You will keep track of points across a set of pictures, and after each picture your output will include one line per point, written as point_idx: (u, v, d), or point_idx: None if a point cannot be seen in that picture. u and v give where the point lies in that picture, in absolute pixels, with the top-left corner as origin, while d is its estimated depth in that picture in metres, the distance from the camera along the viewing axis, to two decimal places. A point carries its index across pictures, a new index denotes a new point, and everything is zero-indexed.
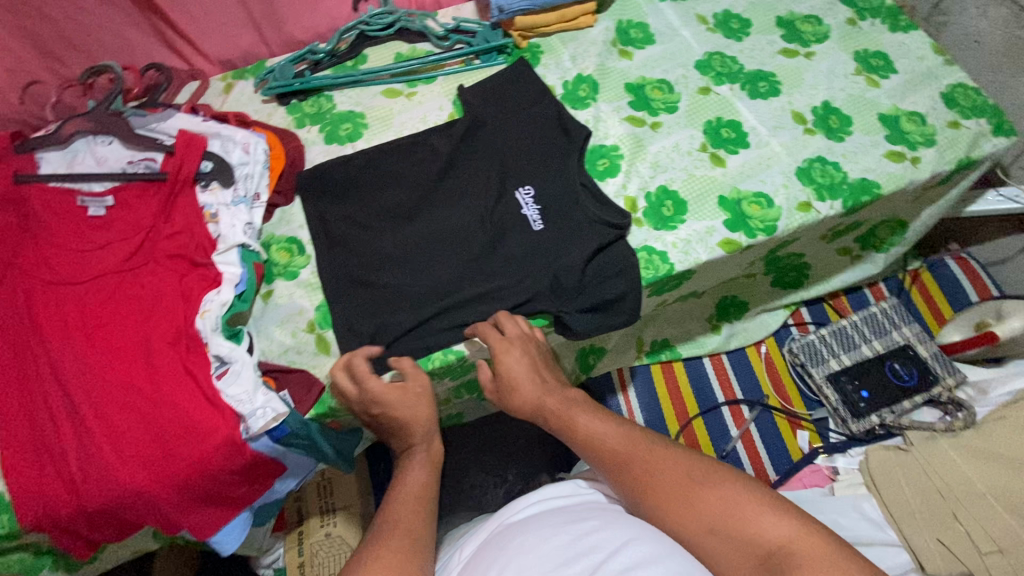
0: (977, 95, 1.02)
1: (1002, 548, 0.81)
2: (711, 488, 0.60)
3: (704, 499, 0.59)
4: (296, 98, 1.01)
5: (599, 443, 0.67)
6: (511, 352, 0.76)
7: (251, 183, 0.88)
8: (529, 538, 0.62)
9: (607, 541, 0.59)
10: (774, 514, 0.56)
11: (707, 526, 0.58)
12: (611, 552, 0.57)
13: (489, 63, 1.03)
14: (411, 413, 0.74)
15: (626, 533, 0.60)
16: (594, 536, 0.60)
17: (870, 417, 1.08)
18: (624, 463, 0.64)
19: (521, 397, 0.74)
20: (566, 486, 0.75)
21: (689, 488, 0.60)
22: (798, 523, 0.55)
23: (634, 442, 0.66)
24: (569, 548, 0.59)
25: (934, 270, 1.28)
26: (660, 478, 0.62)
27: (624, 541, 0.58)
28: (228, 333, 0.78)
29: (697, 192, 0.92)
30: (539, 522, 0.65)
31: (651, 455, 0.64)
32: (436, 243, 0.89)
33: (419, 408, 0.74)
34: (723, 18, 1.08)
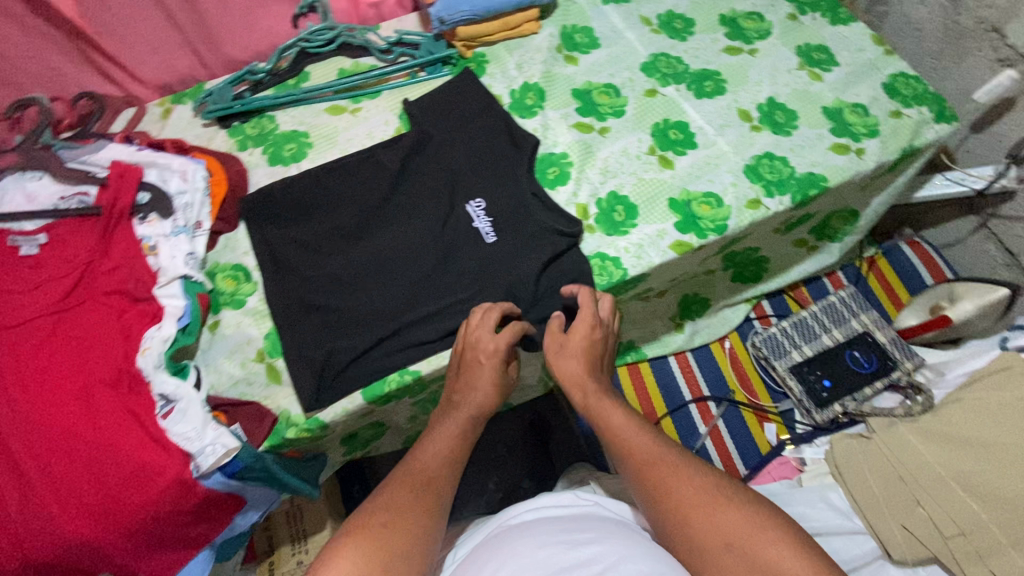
0: (918, 83, 1.04)
1: (965, 531, 0.83)
2: (720, 509, 0.59)
3: (714, 519, 0.59)
4: (238, 121, 0.98)
5: (629, 446, 0.68)
6: (595, 333, 0.81)
7: (191, 211, 0.85)
8: (529, 538, 0.66)
9: (602, 551, 0.61)
10: (729, 521, 0.56)
11: (726, 541, 0.57)
12: (603, 561, 0.59)
13: (434, 75, 1.02)
14: (494, 369, 0.77)
15: (623, 546, 0.62)
16: (591, 545, 0.63)
17: (833, 406, 1.10)
18: (646, 468, 0.65)
19: (574, 371, 0.78)
20: (568, 495, 0.79)
21: (702, 508, 0.60)
22: (753, 529, 0.56)
23: (660, 454, 0.66)
24: (564, 549, 0.62)
25: (889, 256, 1.30)
26: (675, 491, 0.62)
27: (619, 552, 0.61)
28: (173, 369, 0.76)
29: (646, 196, 0.93)
30: (541, 528, 0.69)
31: (673, 468, 0.64)
32: (387, 261, 0.88)
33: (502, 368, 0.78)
34: (666, 18, 1.08)
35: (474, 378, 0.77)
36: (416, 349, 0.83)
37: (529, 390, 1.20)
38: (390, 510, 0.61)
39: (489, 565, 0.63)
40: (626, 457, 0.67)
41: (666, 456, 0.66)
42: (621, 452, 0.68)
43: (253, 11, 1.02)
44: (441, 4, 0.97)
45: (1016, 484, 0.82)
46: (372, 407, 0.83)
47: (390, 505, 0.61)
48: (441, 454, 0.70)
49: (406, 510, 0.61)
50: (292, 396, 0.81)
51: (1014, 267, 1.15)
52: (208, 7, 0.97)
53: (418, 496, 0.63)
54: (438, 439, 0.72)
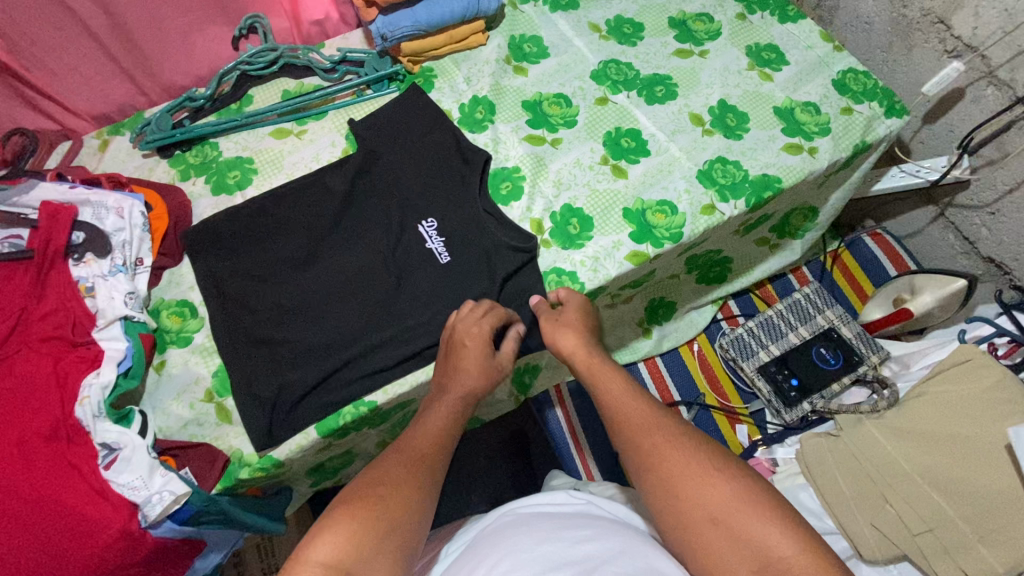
0: (867, 79, 1.03)
1: (932, 527, 0.83)
2: (710, 480, 0.57)
3: (704, 489, 0.56)
4: (179, 149, 0.95)
5: (622, 415, 0.65)
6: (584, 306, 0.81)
7: (130, 249, 0.82)
8: (524, 532, 0.62)
9: (600, 548, 0.57)
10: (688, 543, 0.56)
11: (712, 517, 0.55)
12: (600, 559, 0.55)
13: (381, 93, 1.00)
14: (486, 344, 0.76)
15: (620, 546, 0.58)
16: (587, 542, 0.59)
17: (802, 405, 1.11)
18: (637, 439, 0.62)
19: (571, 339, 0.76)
20: (559, 494, 0.73)
21: (694, 477, 0.58)
22: (712, 551, 0.55)
23: (655, 424, 0.63)
24: (562, 544, 0.58)
25: (852, 249, 1.31)
26: (666, 461, 0.59)
27: (616, 553, 0.57)
28: (115, 416, 0.73)
29: (601, 206, 0.93)
30: (535, 522, 0.64)
31: (666, 439, 0.61)
32: (339, 289, 0.86)
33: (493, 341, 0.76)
34: (615, 24, 1.07)
35: (467, 355, 0.76)
36: (372, 378, 0.81)
37: (500, 404, 1.17)
38: (384, 481, 0.59)
39: (482, 558, 0.60)
40: (619, 426, 0.65)
41: (659, 427, 0.63)
42: (613, 420, 0.66)
43: (190, 36, 0.99)
44: (381, 20, 0.94)
45: (984, 480, 0.82)
46: (328, 440, 0.82)
47: (385, 476, 0.59)
48: (436, 428, 0.68)
49: (402, 482, 0.59)
50: (244, 434, 0.79)
51: (972, 255, 1.16)
52: (141, 33, 0.94)
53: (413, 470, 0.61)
54: (435, 413, 0.70)
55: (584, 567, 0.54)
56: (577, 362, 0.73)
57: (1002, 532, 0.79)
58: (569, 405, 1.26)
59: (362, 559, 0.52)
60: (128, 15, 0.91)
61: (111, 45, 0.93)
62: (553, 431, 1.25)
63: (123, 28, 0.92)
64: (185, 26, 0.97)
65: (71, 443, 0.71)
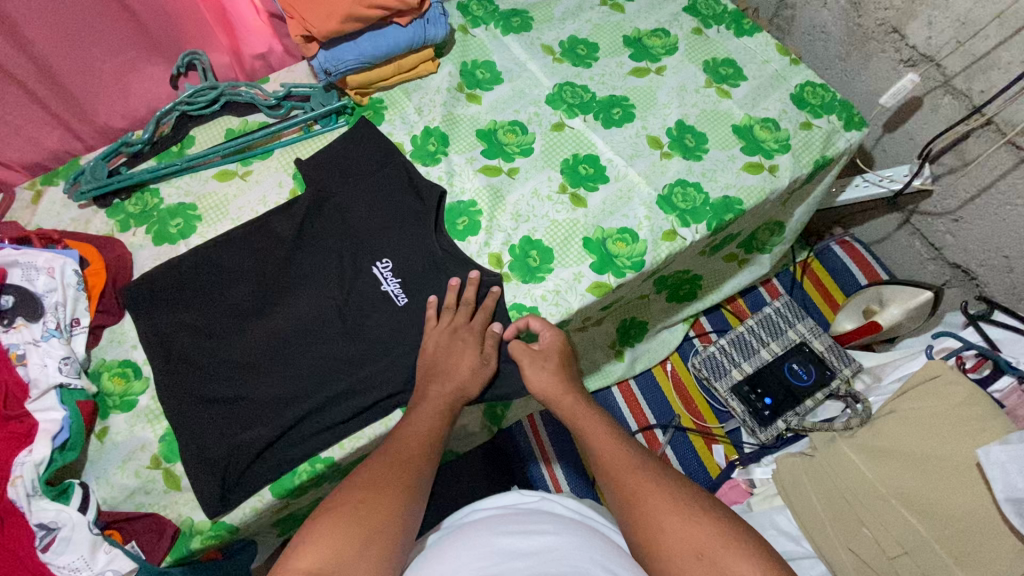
0: (826, 92, 1.02)
1: (908, 550, 0.82)
2: (693, 520, 0.57)
3: (687, 529, 0.56)
4: (119, 197, 0.91)
5: (605, 453, 0.66)
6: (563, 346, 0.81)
7: (64, 310, 0.77)
8: (486, 524, 0.62)
9: (560, 537, 0.58)
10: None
11: (698, 552, 0.55)
12: (561, 547, 0.56)
13: (330, 128, 0.97)
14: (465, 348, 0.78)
15: (579, 539, 0.59)
16: (549, 531, 0.59)
17: (776, 423, 1.09)
18: (621, 477, 0.62)
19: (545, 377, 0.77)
20: (511, 495, 0.73)
21: (677, 516, 0.57)
22: None
23: (640, 465, 0.63)
24: (523, 534, 0.59)
25: (822, 258, 1.30)
26: (651, 502, 0.59)
27: (575, 543, 0.57)
28: (52, 493, 0.69)
29: (561, 237, 0.90)
30: (497, 515, 0.65)
31: (649, 478, 0.61)
32: (291, 339, 0.82)
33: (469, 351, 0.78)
34: (569, 45, 1.05)
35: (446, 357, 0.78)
36: (329, 433, 0.78)
37: (472, 437, 1.14)
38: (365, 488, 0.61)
39: (444, 551, 0.60)
40: (603, 463, 0.65)
41: (641, 467, 0.63)
42: (597, 457, 0.66)
43: (125, 76, 0.95)
44: (323, 55, 0.91)
45: (957, 500, 0.81)
46: (285, 500, 0.78)
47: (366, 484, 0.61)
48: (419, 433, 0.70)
49: (382, 489, 0.61)
50: (194, 501, 0.75)
51: (939, 261, 1.16)
52: (70, 77, 0.89)
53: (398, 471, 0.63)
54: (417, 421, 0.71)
55: (545, 554, 0.55)
56: (557, 408, 0.75)
57: (977, 552, 0.77)
58: (542, 433, 1.22)
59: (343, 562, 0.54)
60: (54, 60, 0.86)
61: (39, 91, 0.88)
62: (526, 459, 1.20)
63: (50, 73, 0.87)
64: (119, 67, 0.93)
65: (4, 525, 0.67)
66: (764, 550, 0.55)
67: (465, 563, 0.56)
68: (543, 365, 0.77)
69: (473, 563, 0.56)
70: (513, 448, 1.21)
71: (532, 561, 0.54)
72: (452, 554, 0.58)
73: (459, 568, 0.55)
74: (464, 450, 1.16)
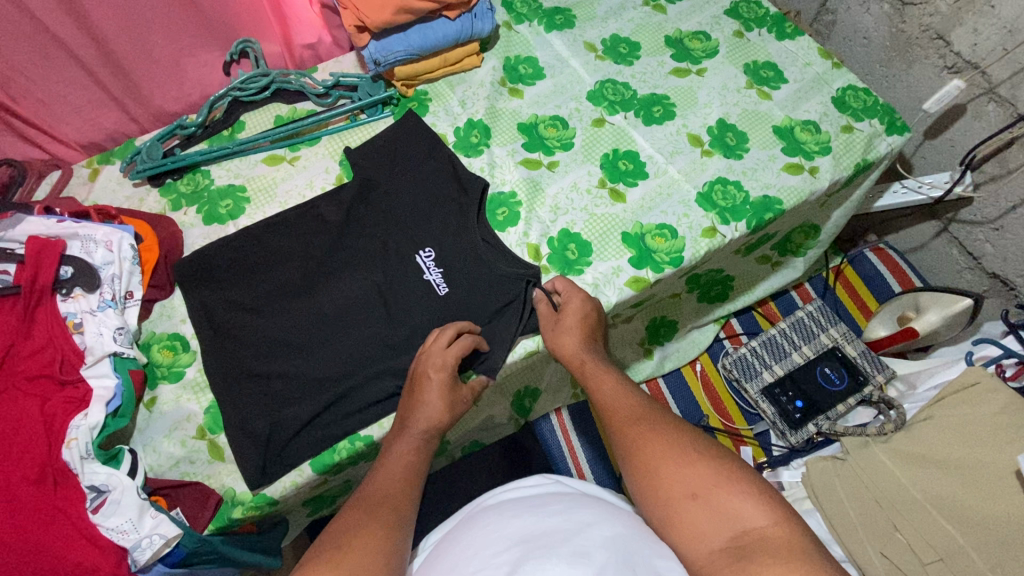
0: (868, 96, 1.02)
1: (943, 556, 0.81)
2: (687, 462, 0.59)
3: (680, 471, 0.59)
4: (171, 177, 0.94)
5: (612, 406, 0.69)
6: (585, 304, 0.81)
7: (119, 282, 0.80)
8: (495, 511, 0.62)
9: (570, 516, 0.58)
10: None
11: (690, 491, 0.57)
12: (571, 526, 0.56)
13: (375, 117, 1.00)
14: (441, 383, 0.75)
15: (592, 515, 0.58)
16: (560, 512, 0.59)
17: (807, 427, 1.08)
18: (624, 424, 0.66)
19: (571, 341, 0.79)
20: (532, 480, 0.70)
21: (671, 460, 0.60)
22: None
23: (642, 415, 0.66)
24: (530, 516, 0.59)
25: (855, 265, 1.30)
26: (648, 448, 0.62)
27: (588, 520, 0.57)
28: (103, 457, 0.71)
29: (599, 231, 0.91)
30: (509, 501, 0.64)
31: (649, 428, 0.64)
32: (333, 321, 0.84)
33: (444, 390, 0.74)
34: (611, 43, 1.06)
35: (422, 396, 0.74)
36: (369, 412, 0.80)
37: (499, 428, 1.16)
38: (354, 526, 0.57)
39: (457, 541, 0.60)
40: (609, 416, 0.69)
41: (644, 418, 0.66)
42: (603, 409, 0.70)
43: (181, 62, 0.98)
44: (374, 45, 0.93)
45: (992, 505, 0.80)
46: (324, 476, 0.80)
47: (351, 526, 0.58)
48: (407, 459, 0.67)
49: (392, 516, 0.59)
50: (237, 472, 0.77)
51: (977, 271, 1.14)
52: (130, 61, 0.93)
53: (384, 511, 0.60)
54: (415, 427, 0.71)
55: (555, 534, 0.55)
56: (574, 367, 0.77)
57: (1008, 549, 0.77)
58: (569, 429, 1.22)
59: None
60: (116, 45, 0.90)
61: (100, 73, 0.91)
62: (551, 452, 1.20)
63: (111, 56, 0.90)
64: (176, 53, 0.96)
65: (57, 487, 0.69)
66: (767, 493, 0.56)
67: (476, 557, 0.55)
68: (564, 326, 0.80)
69: (484, 552, 0.55)
70: (540, 443, 1.21)
71: (541, 540, 0.54)
72: (465, 544, 0.58)
73: (471, 560, 0.54)
74: (489, 441, 1.18)
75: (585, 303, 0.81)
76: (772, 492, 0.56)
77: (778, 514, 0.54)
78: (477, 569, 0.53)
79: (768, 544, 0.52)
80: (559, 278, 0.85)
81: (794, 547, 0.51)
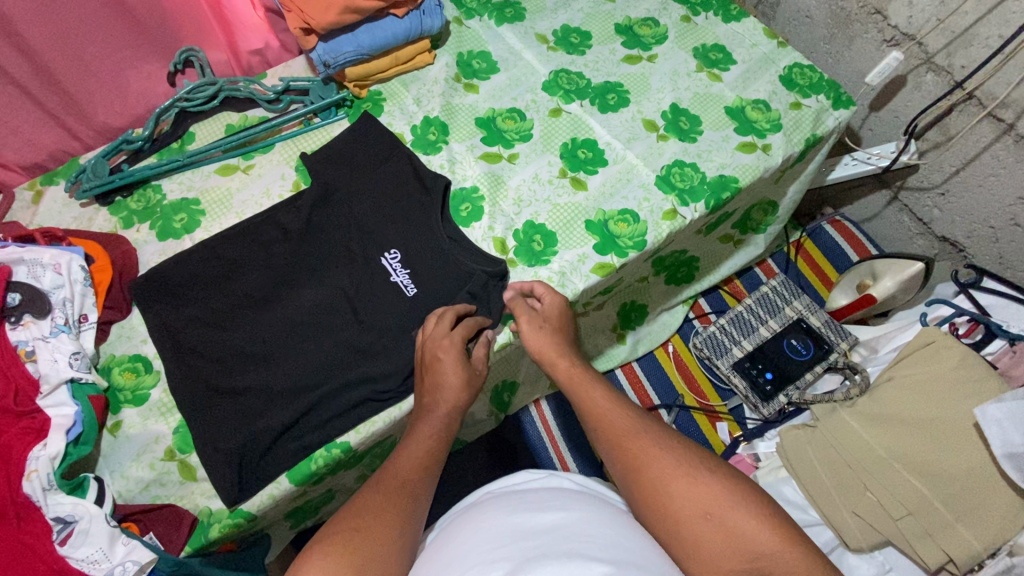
0: (813, 72, 1.05)
1: (912, 510, 0.85)
2: (699, 480, 0.60)
3: (692, 489, 0.60)
4: (120, 195, 0.91)
5: (606, 422, 0.68)
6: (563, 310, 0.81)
7: (72, 306, 0.77)
8: (494, 508, 0.66)
9: (566, 515, 0.62)
10: (682, 549, 0.58)
11: (705, 510, 0.59)
12: (569, 525, 0.60)
13: (329, 120, 0.98)
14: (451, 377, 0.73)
15: (588, 515, 0.62)
16: (557, 509, 0.63)
17: (778, 398, 1.12)
18: (624, 441, 0.66)
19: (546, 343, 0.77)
20: (518, 475, 0.77)
21: (681, 478, 0.61)
22: (698, 546, 0.58)
23: (642, 430, 0.66)
24: (527, 514, 0.63)
25: (814, 238, 1.33)
26: (656, 467, 0.62)
27: (584, 518, 0.61)
28: (67, 487, 0.68)
29: (563, 220, 0.92)
30: (507, 496, 0.69)
31: (652, 443, 0.64)
32: (300, 330, 0.83)
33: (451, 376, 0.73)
34: (562, 33, 1.07)
35: (435, 381, 0.73)
36: (343, 418, 0.79)
37: (480, 424, 1.16)
38: (359, 516, 0.57)
39: (457, 535, 0.64)
40: (604, 431, 0.68)
41: (644, 432, 0.66)
42: (596, 422, 0.69)
43: (123, 74, 0.95)
44: (322, 47, 0.92)
45: (951, 457, 0.85)
46: (302, 487, 0.79)
47: (357, 512, 0.58)
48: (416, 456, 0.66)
49: (384, 506, 0.59)
50: (210, 490, 0.76)
51: (927, 236, 1.19)
52: (68, 77, 0.89)
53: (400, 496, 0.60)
54: (415, 439, 0.68)
55: (554, 530, 0.59)
56: (557, 372, 0.75)
57: (976, 509, 0.82)
58: (550, 420, 1.22)
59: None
60: (52, 61, 0.86)
61: (37, 91, 0.88)
62: (534, 445, 1.20)
63: (46, 72, 0.87)
64: (116, 66, 0.93)
65: (21, 523, 0.67)
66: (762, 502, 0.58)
67: (479, 550, 0.58)
68: (543, 323, 0.79)
69: (485, 548, 0.58)
70: (521, 437, 1.21)
71: (541, 539, 0.58)
72: (466, 537, 0.62)
73: (471, 551, 0.59)
74: (471, 438, 1.17)
75: (565, 309, 0.82)
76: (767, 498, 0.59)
77: (780, 528, 0.57)
78: (478, 562, 0.57)
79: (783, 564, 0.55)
80: (540, 282, 0.83)
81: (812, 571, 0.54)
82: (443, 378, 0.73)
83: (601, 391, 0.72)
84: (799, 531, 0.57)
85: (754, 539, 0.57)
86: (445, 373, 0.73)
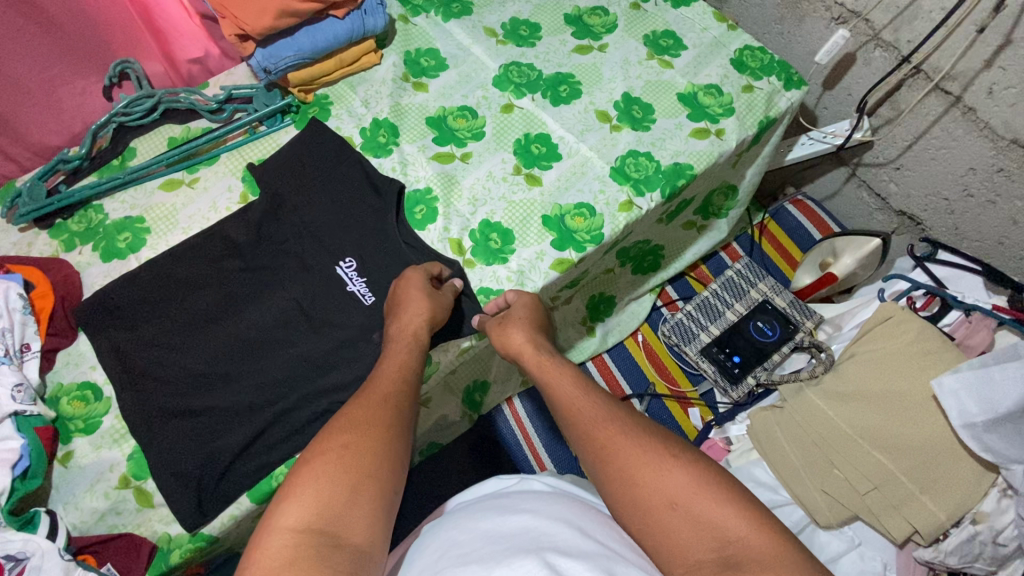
0: (764, 54, 1.05)
1: (877, 485, 0.86)
2: (665, 467, 0.60)
3: (659, 478, 0.60)
4: (60, 217, 0.88)
5: (577, 408, 0.68)
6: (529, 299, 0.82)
7: (12, 336, 0.74)
8: (465, 515, 0.65)
9: (533, 517, 0.62)
10: (649, 538, 0.58)
11: (671, 500, 0.58)
12: (536, 527, 0.60)
13: (275, 128, 0.96)
14: (420, 303, 0.77)
15: (558, 516, 0.62)
16: (523, 512, 0.63)
17: (746, 380, 1.13)
18: (592, 430, 0.65)
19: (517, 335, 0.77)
20: (490, 482, 0.78)
21: (648, 466, 0.61)
22: (666, 535, 0.57)
23: (608, 414, 0.67)
24: (497, 518, 0.63)
25: (777, 219, 1.34)
26: (622, 455, 0.62)
27: (551, 520, 0.61)
28: (17, 523, 0.66)
29: (519, 218, 0.91)
30: (478, 504, 0.69)
31: (620, 432, 0.64)
32: (256, 345, 0.81)
33: (418, 298, 0.77)
34: (511, 27, 1.05)
35: (402, 302, 0.77)
36: (304, 434, 0.78)
37: (453, 427, 1.15)
38: (347, 435, 0.61)
39: (429, 544, 0.63)
40: (573, 418, 0.68)
41: (612, 419, 0.66)
42: (563, 407, 0.69)
43: (54, 92, 0.91)
44: (261, 53, 0.89)
45: (916, 431, 0.86)
46: (265, 505, 0.77)
47: (346, 430, 0.62)
48: (396, 373, 0.70)
49: (370, 424, 0.63)
50: (168, 516, 0.74)
51: (886, 211, 1.20)
52: None
53: (385, 413, 0.64)
54: (388, 365, 0.71)
55: (523, 533, 0.59)
56: (527, 360, 0.75)
57: (941, 480, 0.83)
58: (523, 416, 1.21)
59: (337, 518, 0.55)
60: None
61: None
62: (509, 443, 1.19)
63: None
64: (47, 83, 0.89)
65: None
66: (729, 491, 0.58)
67: (452, 552, 0.59)
68: (510, 321, 0.79)
69: (458, 549, 0.59)
70: (496, 435, 1.20)
71: (510, 540, 0.58)
72: (437, 544, 0.62)
73: (442, 556, 0.58)
74: (447, 441, 1.17)
75: (536, 305, 0.82)
76: (733, 486, 0.58)
77: (748, 516, 0.56)
78: (451, 562, 0.57)
79: (745, 545, 0.54)
80: (513, 290, 0.84)
81: (778, 554, 0.53)
82: (407, 298, 0.77)
83: (570, 378, 0.72)
84: (767, 516, 0.57)
85: (725, 525, 0.56)
86: (408, 317, 0.76)
